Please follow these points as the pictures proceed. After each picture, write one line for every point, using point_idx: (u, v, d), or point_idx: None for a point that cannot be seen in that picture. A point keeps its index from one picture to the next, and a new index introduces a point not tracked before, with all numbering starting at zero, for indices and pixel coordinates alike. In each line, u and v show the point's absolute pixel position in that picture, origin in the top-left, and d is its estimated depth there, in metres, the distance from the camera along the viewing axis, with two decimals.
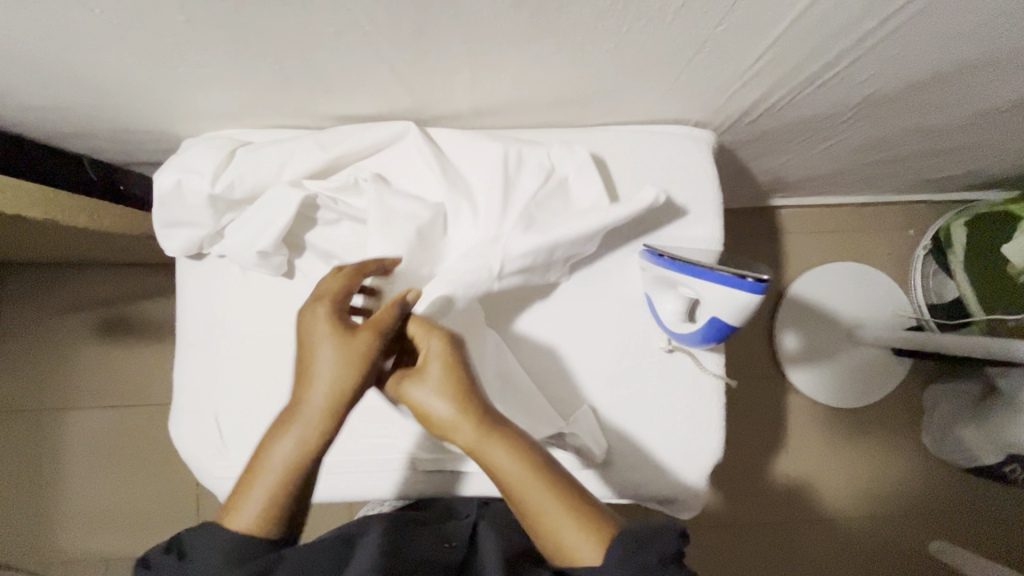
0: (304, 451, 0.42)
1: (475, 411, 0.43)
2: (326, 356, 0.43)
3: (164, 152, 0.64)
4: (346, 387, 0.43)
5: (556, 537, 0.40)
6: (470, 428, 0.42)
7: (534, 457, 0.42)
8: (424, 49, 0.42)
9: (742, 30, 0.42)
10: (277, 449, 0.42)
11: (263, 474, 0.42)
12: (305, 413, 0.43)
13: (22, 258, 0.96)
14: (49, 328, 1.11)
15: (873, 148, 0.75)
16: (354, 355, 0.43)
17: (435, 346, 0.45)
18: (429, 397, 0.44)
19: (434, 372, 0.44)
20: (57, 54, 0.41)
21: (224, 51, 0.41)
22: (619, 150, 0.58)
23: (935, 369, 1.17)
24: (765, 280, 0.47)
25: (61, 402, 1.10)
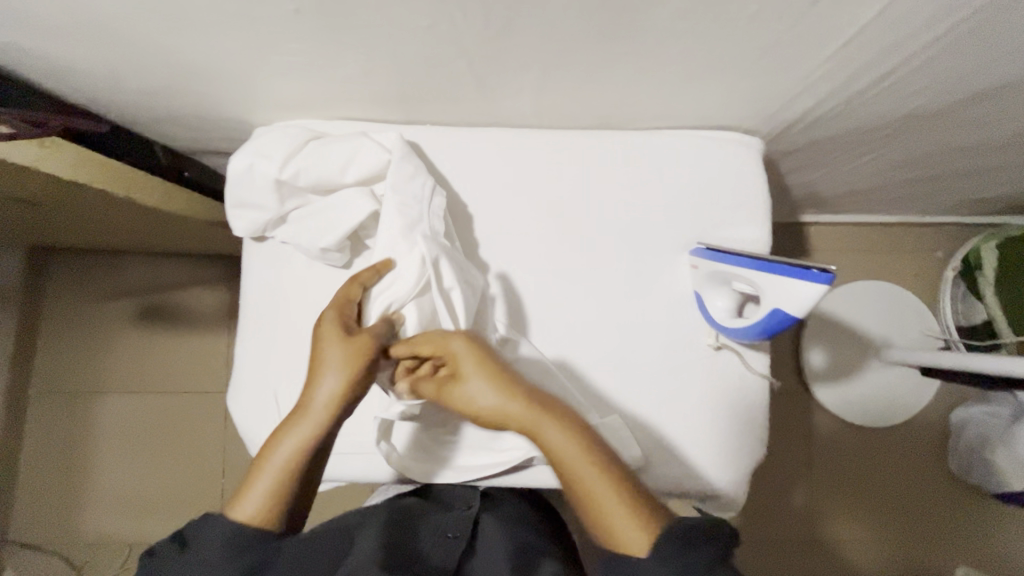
0: (300, 452, 0.44)
1: (520, 393, 0.47)
2: (332, 359, 0.46)
3: (232, 141, 0.67)
4: (350, 384, 0.46)
5: (596, 503, 0.41)
6: (521, 408, 0.46)
7: (569, 444, 0.43)
8: (503, 45, 0.45)
9: (809, 38, 0.44)
10: (282, 440, 0.44)
11: (268, 463, 0.43)
12: (310, 406, 0.45)
13: (72, 241, 1.00)
14: (90, 314, 1.14)
15: (911, 164, 0.76)
16: (359, 359, 0.47)
17: (468, 358, 0.49)
18: (473, 398, 0.48)
19: (469, 370, 0.48)
20: (163, 38, 0.44)
21: (319, 41, 0.44)
22: (671, 156, 0.60)
23: (962, 391, 1.17)
24: (830, 269, 0.46)
25: (99, 387, 1.13)
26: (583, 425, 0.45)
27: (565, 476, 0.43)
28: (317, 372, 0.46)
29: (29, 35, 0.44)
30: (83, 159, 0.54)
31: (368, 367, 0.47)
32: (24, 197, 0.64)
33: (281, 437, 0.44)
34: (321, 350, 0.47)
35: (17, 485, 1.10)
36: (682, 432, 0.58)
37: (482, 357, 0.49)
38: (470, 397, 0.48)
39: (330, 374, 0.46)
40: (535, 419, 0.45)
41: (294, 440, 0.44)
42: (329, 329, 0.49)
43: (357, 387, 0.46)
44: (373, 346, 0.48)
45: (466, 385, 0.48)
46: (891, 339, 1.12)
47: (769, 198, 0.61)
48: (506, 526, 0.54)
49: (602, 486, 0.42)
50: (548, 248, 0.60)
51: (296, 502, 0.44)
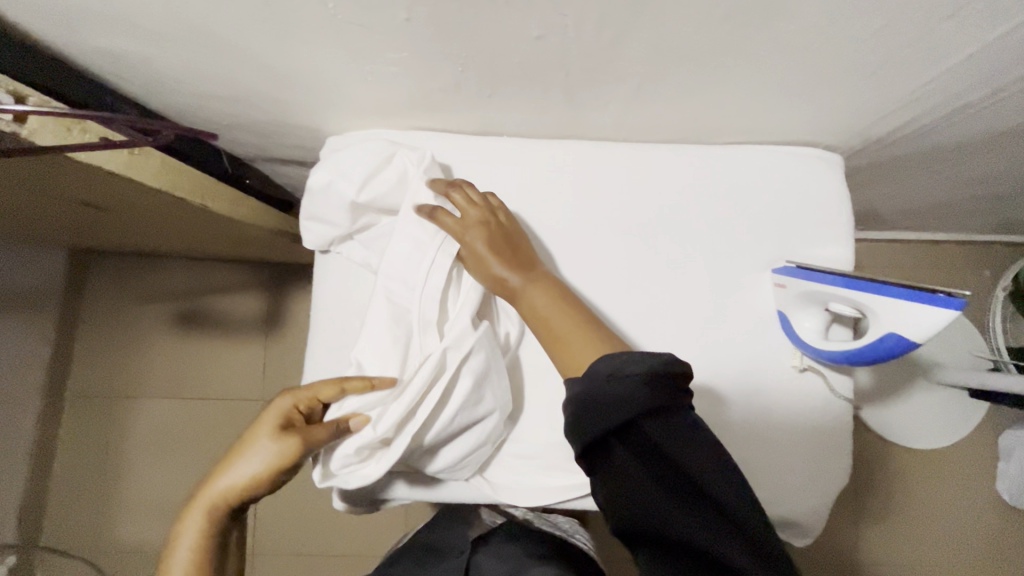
0: (204, 533, 0.48)
1: (516, 266, 0.52)
2: (253, 450, 0.49)
3: (298, 148, 0.66)
4: (260, 478, 0.48)
5: (570, 357, 0.48)
6: (515, 280, 0.52)
7: (547, 306, 0.51)
8: (606, 58, 0.44)
9: (923, 55, 0.42)
10: (189, 522, 0.48)
11: (179, 535, 0.48)
12: (221, 490, 0.49)
13: (116, 244, 1.00)
14: (125, 318, 1.14)
15: (981, 182, 0.74)
16: (282, 459, 0.48)
17: (476, 223, 0.53)
18: (480, 258, 0.53)
19: (476, 236, 0.53)
20: (264, 44, 0.43)
21: (422, 49, 0.43)
22: (752, 172, 0.59)
23: (1011, 414, 1.14)
24: (961, 293, 0.44)
25: (132, 391, 1.12)
26: (560, 286, 0.53)
27: (544, 331, 0.51)
28: (236, 459, 0.49)
29: (131, 40, 0.43)
30: (164, 165, 0.55)
31: (287, 466, 0.49)
32: (91, 201, 0.64)
33: (190, 517, 0.48)
34: (253, 435, 0.50)
35: (50, 489, 1.08)
36: (765, 456, 0.56)
37: (492, 233, 0.53)
38: (477, 256, 0.53)
39: (247, 464, 0.49)
40: (524, 286, 0.51)
41: (200, 519, 0.48)
42: (269, 415, 0.50)
43: (270, 481, 0.49)
44: (299, 451, 0.48)
45: (473, 246, 0.53)
46: (941, 360, 1.09)
47: (852, 215, 0.60)
48: (499, 557, 0.55)
49: (573, 339, 0.49)
50: (626, 266, 0.58)
51: None
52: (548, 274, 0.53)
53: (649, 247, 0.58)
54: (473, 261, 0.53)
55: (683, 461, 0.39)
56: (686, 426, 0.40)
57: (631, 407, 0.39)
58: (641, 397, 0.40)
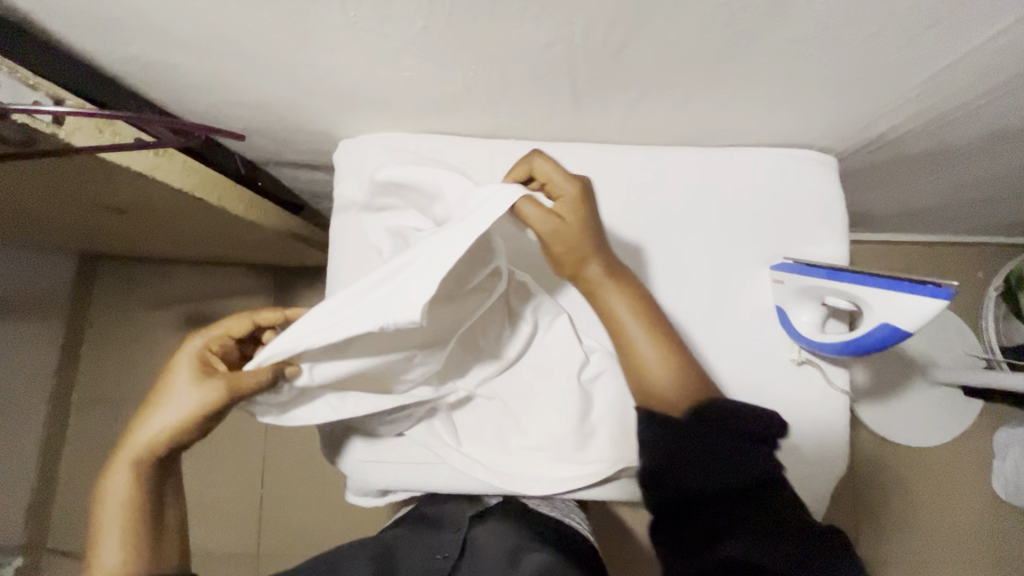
0: (134, 493, 0.44)
1: (605, 254, 0.50)
2: (168, 397, 0.45)
3: (310, 153, 0.69)
4: (188, 426, 0.45)
5: (641, 368, 0.49)
6: (599, 268, 0.50)
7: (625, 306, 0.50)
8: (612, 65, 0.46)
9: (910, 62, 0.45)
10: (111, 487, 0.44)
11: (102, 504, 0.44)
12: (143, 447, 0.45)
13: (125, 248, 1.01)
14: (132, 321, 1.15)
15: (970, 185, 0.77)
16: (210, 403, 0.45)
17: (574, 203, 0.49)
18: (570, 235, 0.49)
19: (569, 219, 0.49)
20: (286, 52, 0.46)
21: (436, 56, 0.45)
22: (751, 174, 0.61)
23: (1005, 412, 1.16)
24: (951, 283, 0.46)
25: (138, 394, 1.13)
26: (642, 292, 0.51)
27: (616, 330, 0.50)
28: (151, 411, 0.45)
29: (160, 47, 0.45)
30: (187, 168, 0.58)
31: (216, 411, 0.46)
32: (110, 204, 0.66)
33: (110, 486, 0.44)
34: (169, 385, 0.46)
35: (55, 491, 1.09)
36: None
37: (587, 210, 0.50)
38: (569, 225, 0.49)
39: (167, 413, 0.45)
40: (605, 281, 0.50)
41: (125, 480, 0.44)
42: (183, 361, 0.47)
43: (197, 426, 0.46)
44: (230, 395, 0.46)
45: (568, 215, 0.49)
46: (936, 359, 1.11)
47: (847, 215, 0.62)
48: (498, 534, 0.53)
49: (646, 352, 0.49)
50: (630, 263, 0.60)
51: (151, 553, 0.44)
52: (628, 271, 0.52)
53: (653, 246, 0.60)
54: (560, 244, 0.49)
55: (780, 508, 0.42)
56: (786, 504, 0.43)
57: (739, 467, 0.43)
58: (746, 456, 0.43)
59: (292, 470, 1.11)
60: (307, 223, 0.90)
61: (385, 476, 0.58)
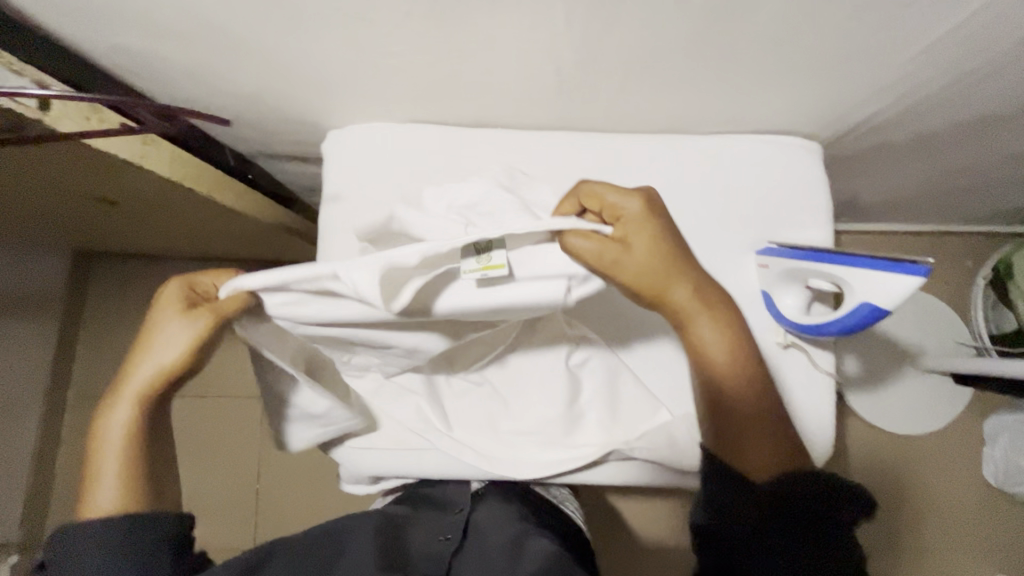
0: (134, 423, 0.47)
1: (688, 281, 0.50)
2: (159, 338, 0.47)
3: (300, 144, 0.69)
4: (177, 361, 0.47)
5: (733, 400, 0.51)
6: (688, 298, 0.49)
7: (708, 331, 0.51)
8: (596, 52, 0.46)
9: (888, 46, 0.46)
10: (114, 418, 0.47)
11: (105, 433, 0.47)
12: (139, 383, 0.47)
13: (119, 244, 1.01)
14: (127, 318, 1.15)
15: (955, 172, 0.78)
16: (196, 337, 0.47)
17: (641, 225, 0.48)
18: (649, 267, 0.48)
19: (639, 247, 0.47)
20: (272, 40, 0.46)
21: (421, 43, 0.46)
22: (737, 161, 0.62)
23: (994, 400, 1.17)
24: (927, 259, 0.47)
25: None
26: (732, 316, 0.52)
27: (705, 362, 0.51)
28: (144, 350, 0.47)
29: (147, 36, 0.46)
30: (175, 157, 0.59)
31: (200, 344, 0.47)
32: (102, 196, 0.66)
33: (114, 416, 0.47)
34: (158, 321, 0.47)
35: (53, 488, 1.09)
36: None
37: (659, 236, 0.48)
38: (647, 258, 0.48)
39: (158, 353, 0.47)
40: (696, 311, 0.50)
41: (126, 413, 0.47)
42: (169, 298, 0.48)
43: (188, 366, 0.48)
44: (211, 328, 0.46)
45: (642, 246, 0.47)
46: (927, 348, 1.12)
47: (832, 200, 0.63)
48: (502, 519, 0.52)
49: (735, 382, 0.51)
50: None
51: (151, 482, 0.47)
52: (718, 296, 0.51)
53: None
54: (638, 276, 0.47)
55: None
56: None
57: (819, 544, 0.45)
58: (829, 534, 0.46)
59: (289, 465, 1.12)
60: (300, 217, 0.90)
61: (375, 462, 0.58)
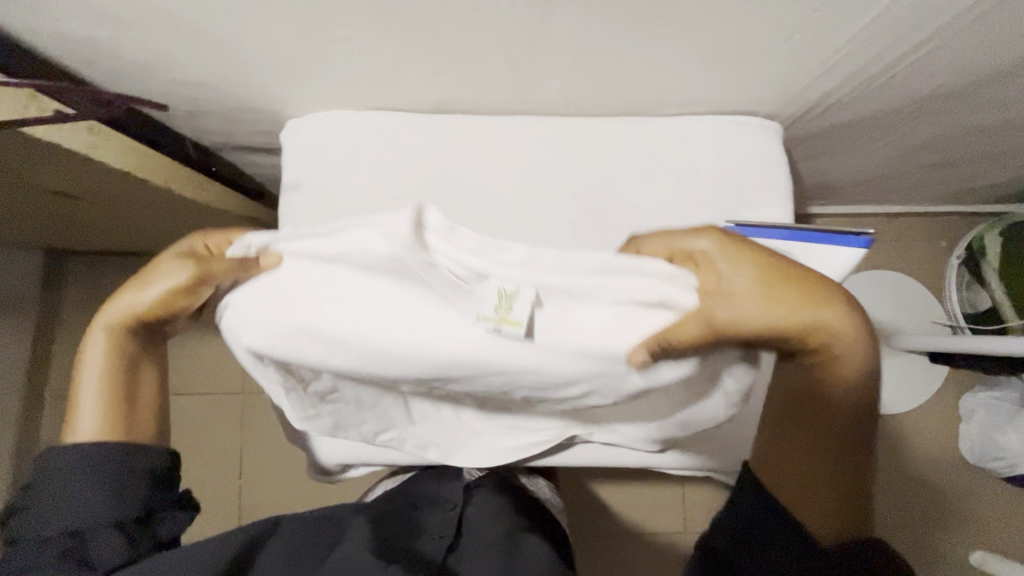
0: (114, 352, 0.49)
1: (824, 302, 0.40)
2: (153, 273, 0.47)
3: (262, 135, 0.69)
4: (160, 303, 0.47)
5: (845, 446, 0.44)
6: (832, 322, 0.40)
7: (850, 348, 0.41)
8: (542, 30, 0.47)
9: (831, 21, 0.46)
10: (91, 344, 0.49)
11: (86, 356, 0.49)
12: (121, 320, 0.49)
13: (88, 240, 1.00)
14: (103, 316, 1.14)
15: (919, 152, 0.78)
16: (177, 284, 0.46)
17: (726, 254, 0.39)
18: (770, 304, 0.39)
19: (742, 282, 0.38)
20: (217, 25, 0.46)
21: (367, 24, 0.46)
22: (696, 142, 0.62)
23: (969, 379, 1.18)
24: (869, 231, 0.48)
25: None
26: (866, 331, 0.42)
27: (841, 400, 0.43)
28: (134, 289, 0.48)
29: (91, 23, 0.45)
30: (130, 148, 0.58)
31: (180, 292, 0.46)
32: (61, 189, 0.65)
33: (92, 342, 0.49)
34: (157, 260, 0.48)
35: None
36: None
37: (761, 263, 0.39)
38: (762, 296, 0.39)
39: (141, 296, 0.47)
40: (842, 333, 0.40)
41: (101, 346, 0.49)
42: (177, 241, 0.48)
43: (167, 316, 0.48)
44: (195, 282, 0.46)
45: (747, 285, 0.38)
46: (900, 327, 1.14)
47: (791, 180, 0.63)
48: (492, 515, 0.58)
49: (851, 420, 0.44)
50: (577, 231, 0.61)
51: (131, 415, 0.50)
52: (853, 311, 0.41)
53: (601, 214, 0.61)
54: (766, 323, 0.39)
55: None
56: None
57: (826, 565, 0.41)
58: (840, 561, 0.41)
59: (270, 460, 1.12)
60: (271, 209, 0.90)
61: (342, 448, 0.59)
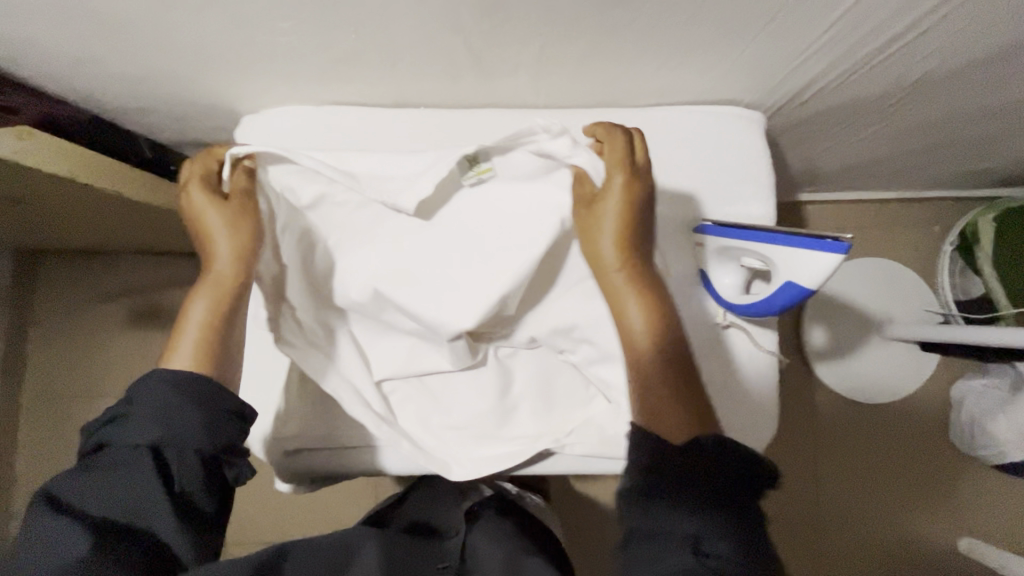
0: (213, 308, 0.48)
1: (632, 266, 0.48)
2: (207, 226, 0.49)
3: (219, 131, 0.65)
4: (237, 243, 0.49)
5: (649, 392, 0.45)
6: (622, 279, 0.48)
7: (657, 295, 0.48)
8: (500, 18, 0.43)
9: (809, 7, 0.43)
10: (193, 313, 0.48)
11: (185, 324, 0.47)
12: (215, 269, 0.49)
13: (48, 240, 0.95)
14: (68, 318, 1.08)
15: (910, 137, 0.75)
16: (236, 215, 0.49)
17: (622, 183, 0.47)
18: (601, 232, 0.48)
19: (607, 206, 0.48)
20: (148, 18, 0.43)
21: (310, 16, 0.43)
22: (673, 133, 0.59)
23: (962, 366, 1.16)
24: (846, 238, 0.45)
25: (80, 393, 1.06)
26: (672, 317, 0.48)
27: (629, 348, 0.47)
28: (208, 242, 0.49)
29: (10, 20, 0.42)
30: (62, 152, 0.54)
31: (243, 220, 0.49)
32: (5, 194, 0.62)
33: (190, 313, 0.48)
34: (201, 217, 0.49)
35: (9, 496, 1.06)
36: None
37: (630, 207, 0.48)
38: (595, 223, 0.48)
39: (220, 237, 0.49)
40: (625, 291, 0.47)
41: (207, 304, 0.48)
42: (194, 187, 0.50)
43: (256, 240, 0.50)
44: (249, 205, 0.50)
45: (601, 210, 0.48)
46: (893, 315, 1.11)
47: (774, 172, 0.60)
48: (495, 545, 0.56)
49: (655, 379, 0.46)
50: None
51: (227, 350, 0.48)
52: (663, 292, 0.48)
53: None
54: (586, 244, 0.49)
55: None
56: None
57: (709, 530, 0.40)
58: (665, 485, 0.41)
59: None
60: None
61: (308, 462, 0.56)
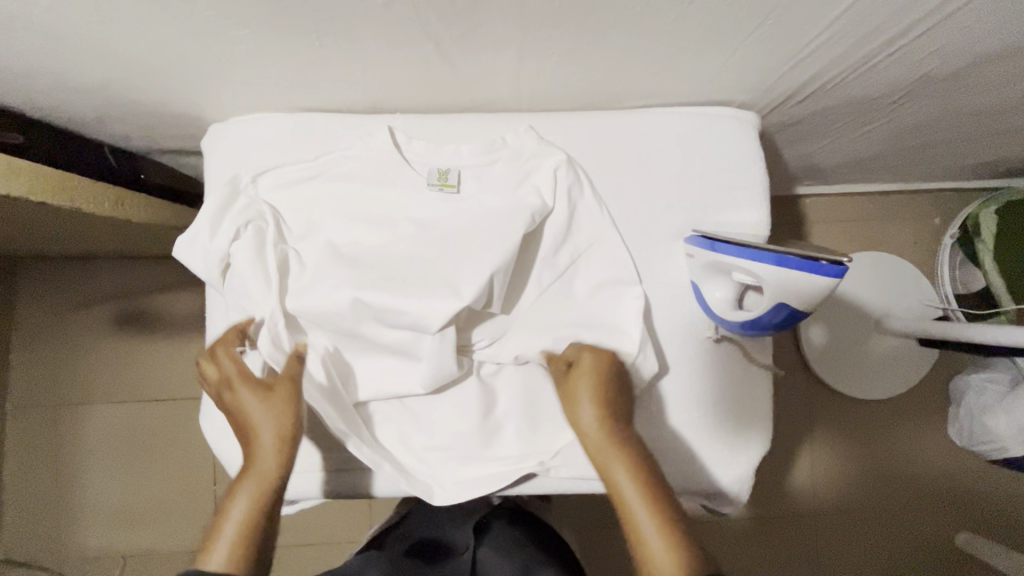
0: (255, 504, 0.44)
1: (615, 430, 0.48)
2: (255, 418, 0.47)
3: (188, 138, 0.62)
4: (282, 433, 0.46)
5: (645, 551, 0.42)
6: (605, 445, 0.47)
7: (646, 463, 0.46)
8: (474, 22, 0.40)
9: (804, 8, 0.40)
10: (232, 512, 0.43)
11: (223, 523, 0.43)
12: (259, 462, 0.45)
13: (19, 249, 0.91)
14: (46, 326, 1.05)
15: (910, 135, 0.72)
16: (283, 404, 0.47)
17: (593, 362, 0.51)
18: (579, 399, 0.49)
19: (581, 379, 0.50)
20: (96, 27, 0.40)
21: (269, 23, 0.40)
22: (663, 137, 0.56)
23: (961, 361, 1.14)
24: (842, 261, 0.42)
25: (63, 402, 1.04)
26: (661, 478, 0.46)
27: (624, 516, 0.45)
28: (251, 436, 0.47)
29: None
30: (17, 170, 0.52)
31: (290, 411, 0.47)
32: None
33: (229, 510, 0.43)
34: (247, 409, 0.47)
35: None
36: (680, 427, 0.56)
37: (601, 374, 0.51)
38: (573, 393, 0.50)
39: (264, 426, 0.46)
40: (610, 457, 0.46)
41: (249, 500, 0.44)
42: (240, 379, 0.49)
43: (300, 426, 0.48)
44: (297, 392, 0.48)
45: (580, 379, 0.50)
46: (891, 311, 1.09)
47: (768, 176, 0.58)
48: (504, 555, 0.55)
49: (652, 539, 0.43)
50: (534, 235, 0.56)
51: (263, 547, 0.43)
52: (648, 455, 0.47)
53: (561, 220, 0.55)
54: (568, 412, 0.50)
55: None
56: None
57: None
58: None
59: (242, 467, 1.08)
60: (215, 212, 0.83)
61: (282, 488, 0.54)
